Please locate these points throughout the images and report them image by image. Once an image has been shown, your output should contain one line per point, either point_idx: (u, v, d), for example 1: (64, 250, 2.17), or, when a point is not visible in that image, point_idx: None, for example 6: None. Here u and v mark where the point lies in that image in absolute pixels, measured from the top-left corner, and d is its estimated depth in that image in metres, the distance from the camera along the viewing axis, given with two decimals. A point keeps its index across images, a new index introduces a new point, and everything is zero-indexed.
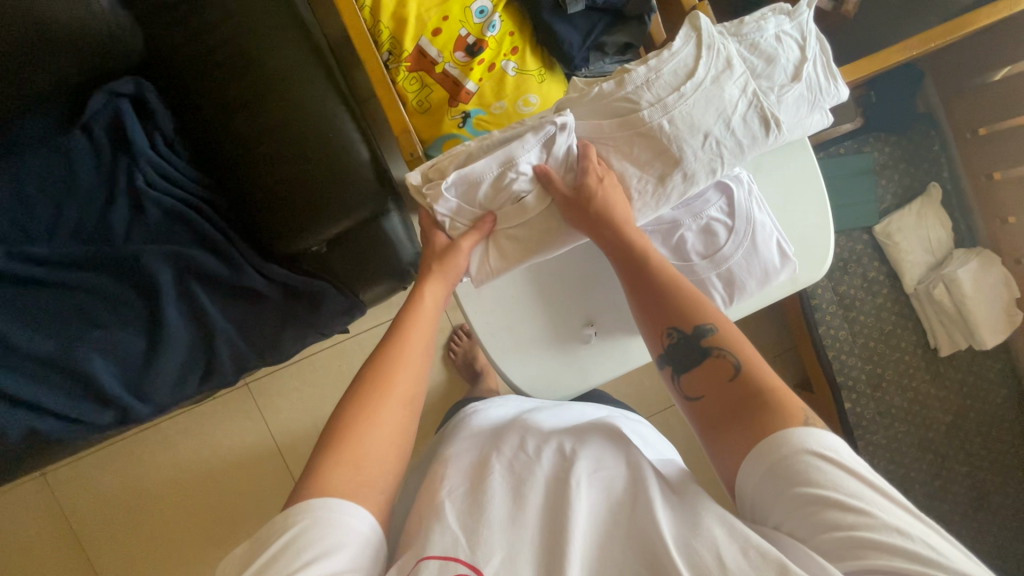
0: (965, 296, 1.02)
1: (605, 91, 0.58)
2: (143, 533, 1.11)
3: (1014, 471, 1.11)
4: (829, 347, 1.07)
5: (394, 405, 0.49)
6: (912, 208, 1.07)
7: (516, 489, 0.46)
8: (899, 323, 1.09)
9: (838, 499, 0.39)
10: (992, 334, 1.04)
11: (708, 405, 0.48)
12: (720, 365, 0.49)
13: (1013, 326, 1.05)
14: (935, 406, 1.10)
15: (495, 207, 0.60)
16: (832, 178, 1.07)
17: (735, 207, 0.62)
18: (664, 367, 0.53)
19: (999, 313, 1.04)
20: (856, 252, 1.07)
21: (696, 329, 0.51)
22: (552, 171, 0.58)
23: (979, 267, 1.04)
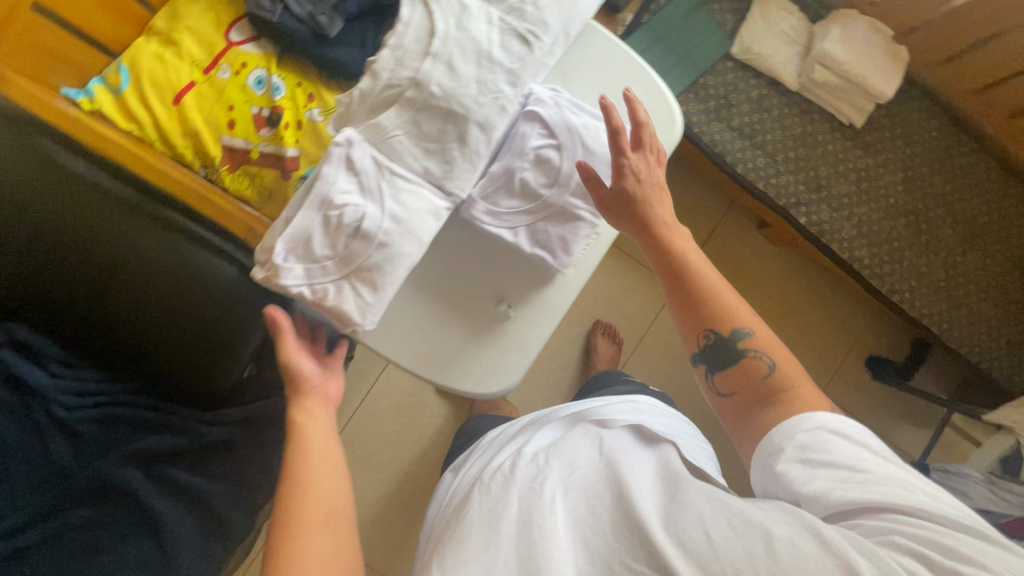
0: (846, 58, 1.00)
1: (364, 90, 0.51)
2: None
3: (986, 187, 1.10)
4: (756, 181, 1.06)
5: (314, 533, 0.48)
6: (754, 13, 1.03)
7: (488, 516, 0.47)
8: (807, 121, 1.07)
9: (845, 462, 0.44)
10: (889, 81, 1.02)
11: (743, 398, 0.52)
12: (755, 365, 0.51)
13: (904, 63, 1.03)
14: (882, 173, 1.09)
15: (343, 249, 0.50)
16: (669, 34, 1.02)
17: (551, 125, 0.59)
18: (697, 365, 0.55)
19: (884, 59, 1.02)
20: (732, 82, 1.05)
21: (731, 331, 0.52)
22: (370, 185, 0.50)
23: (842, 28, 1.02)
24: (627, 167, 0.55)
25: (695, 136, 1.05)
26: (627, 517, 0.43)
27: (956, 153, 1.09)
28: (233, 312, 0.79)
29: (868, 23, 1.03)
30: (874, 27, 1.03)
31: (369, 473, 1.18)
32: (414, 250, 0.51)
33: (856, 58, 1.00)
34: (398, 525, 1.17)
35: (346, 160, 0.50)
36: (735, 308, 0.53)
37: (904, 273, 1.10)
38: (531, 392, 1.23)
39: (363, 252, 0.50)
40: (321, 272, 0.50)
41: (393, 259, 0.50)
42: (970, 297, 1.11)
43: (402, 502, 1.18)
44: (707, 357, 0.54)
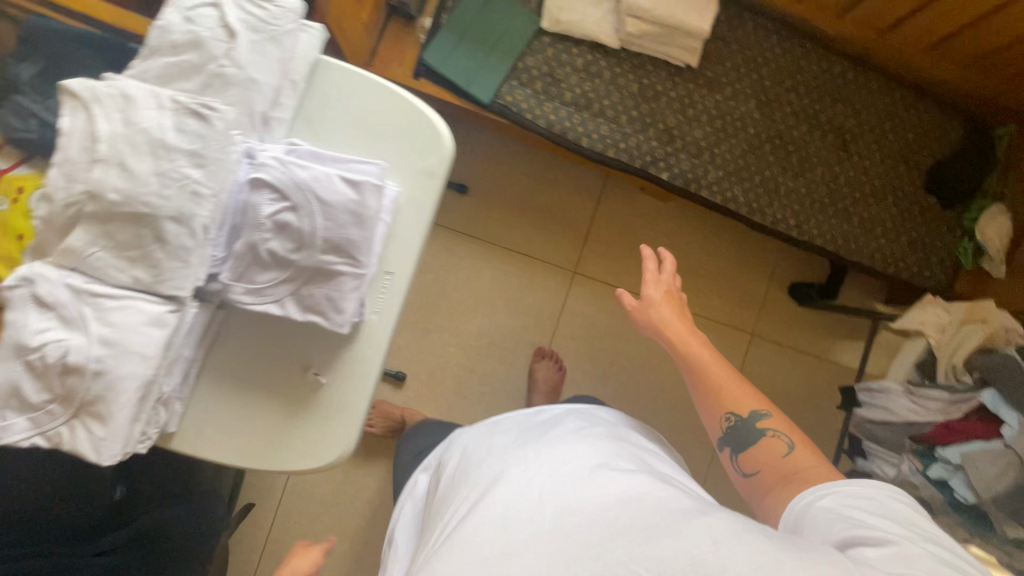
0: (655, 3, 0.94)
1: (42, 214, 0.48)
2: None
3: (846, 89, 1.06)
4: (606, 151, 1.02)
5: None
6: None
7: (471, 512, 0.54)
8: (642, 75, 1.02)
9: (882, 531, 0.44)
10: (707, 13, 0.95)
11: (766, 475, 0.58)
12: (775, 443, 0.58)
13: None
14: (734, 105, 1.04)
15: (60, 388, 0.47)
16: (473, 26, 0.97)
17: (280, 187, 0.55)
18: (723, 448, 0.62)
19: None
20: (555, 56, 1.00)
21: (750, 413, 0.61)
22: (70, 313, 0.47)
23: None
24: (657, 297, 0.73)
25: (530, 123, 1.00)
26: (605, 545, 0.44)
27: (805, 63, 1.05)
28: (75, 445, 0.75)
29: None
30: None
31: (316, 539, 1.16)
32: (138, 368, 0.48)
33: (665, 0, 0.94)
34: None
35: (33, 299, 0.47)
36: (750, 395, 0.62)
37: (784, 199, 1.05)
38: (456, 414, 1.20)
39: (79, 387, 0.47)
40: (47, 416, 0.48)
41: (114, 385, 0.48)
42: (856, 205, 1.07)
43: (357, 558, 1.17)
44: (732, 440, 0.61)
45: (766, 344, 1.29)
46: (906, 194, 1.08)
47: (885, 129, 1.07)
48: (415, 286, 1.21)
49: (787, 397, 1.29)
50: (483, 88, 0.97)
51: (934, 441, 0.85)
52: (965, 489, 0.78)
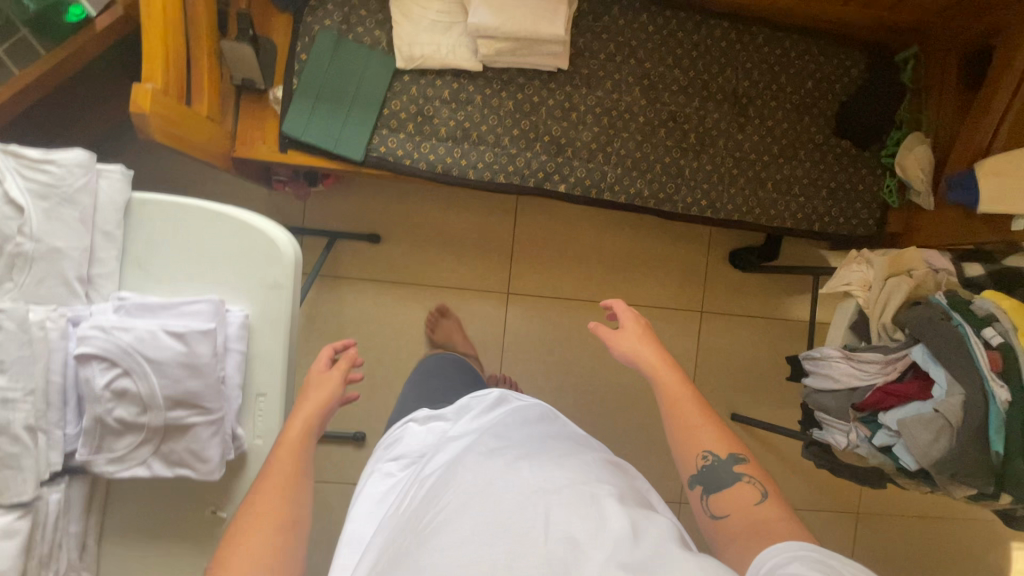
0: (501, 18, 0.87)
1: None
2: None
3: (733, 51, 1.01)
4: (495, 178, 0.98)
5: None
6: (395, 20, 0.92)
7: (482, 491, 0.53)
8: (514, 91, 0.97)
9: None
10: (560, 14, 0.89)
11: (737, 519, 0.55)
12: (749, 490, 0.57)
13: None
14: (618, 97, 0.99)
15: None
16: (326, 84, 0.93)
17: (108, 357, 0.53)
18: (692, 488, 0.59)
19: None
20: (419, 92, 0.96)
21: (727, 455, 0.60)
22: None
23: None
24: (635, 337, 0.73)
25: (411, 169, 0.96)
26: None
27: (683, 35, 0.99)
28: None
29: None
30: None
31: None
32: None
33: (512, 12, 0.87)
34: None
35: None
36: (725, 437, 0.62)
37: (690, 181, 1.01)
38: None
39: None
40: None
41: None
42: (769, 170, 1.02)
43: None
44: (705, 478, 0.59)
45: (718, 317, 1.27)
46: (817, 144, 1.03)
47: (782, 83, 1.02)
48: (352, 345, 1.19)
49: (751, 364, 1.27)
50: (352, 146, 0.94)
51: (874, 407, 0.83)
52: (907, 456, 0.76)
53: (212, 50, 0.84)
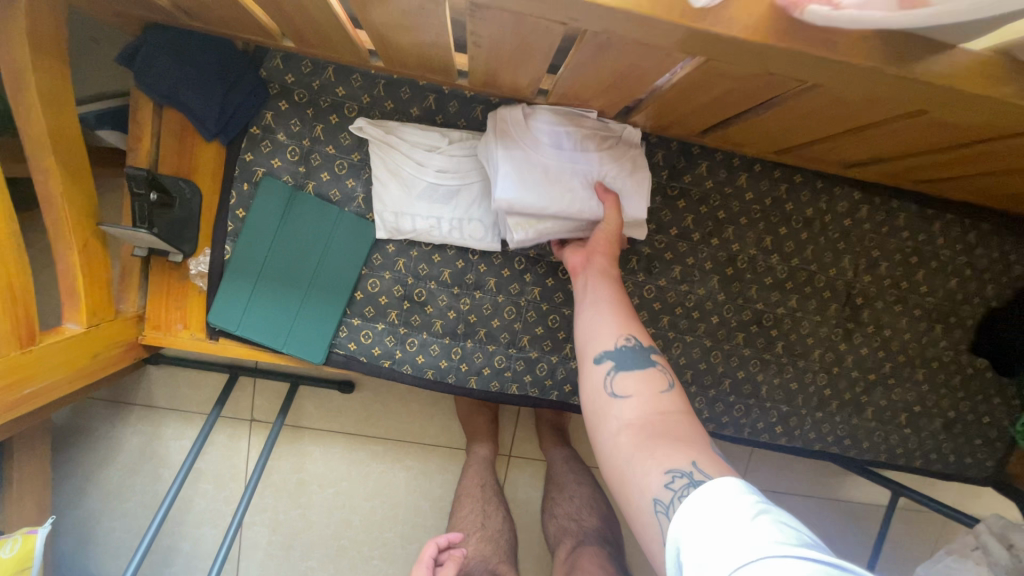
0: (548, 193, 0.58)
1: None
2: None
3: (857, 233, 0.71)
4: (506, 388, 0.71)
5: None
6: (379, 177, 0.63)
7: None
8: (541, 274, 0.69)
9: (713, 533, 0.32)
10: (637, 186, 0.60)
11: (636, 405, 0.45)
12: (655, 377, 0.47)
13: (633, 148, 0.61)
14: (687, 289, 0.70)
15: None
16: (275, 257, 0.65)
17: None
18: (601, 362, 0.50)
19: (610, 155, 0.60)
20: (409, 269, 0.67)
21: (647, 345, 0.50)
22: None
23: (524, 144, 0.59)
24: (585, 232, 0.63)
25: (391, 372, 0.69)
26: None
27: (793, 206, 0.69)
28: None
29: (563, 117, 0.60)
30: (572, 120, 0.60)
31: None
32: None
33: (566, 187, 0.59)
34: None
35: None
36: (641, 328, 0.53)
37: (767, 403, 0.75)
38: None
39: None
40: None
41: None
42: (874, 392, 0.76)
43: None
44: (618, 357, 0.49)
45: None
46: (943, 361, 0.76)
47: (913, 281, 0.73)
48: (315, 507, 0.98)
49: None
50: (308, 344, 0.66)
51: None
52: None
53: (84, 237, 0.55)
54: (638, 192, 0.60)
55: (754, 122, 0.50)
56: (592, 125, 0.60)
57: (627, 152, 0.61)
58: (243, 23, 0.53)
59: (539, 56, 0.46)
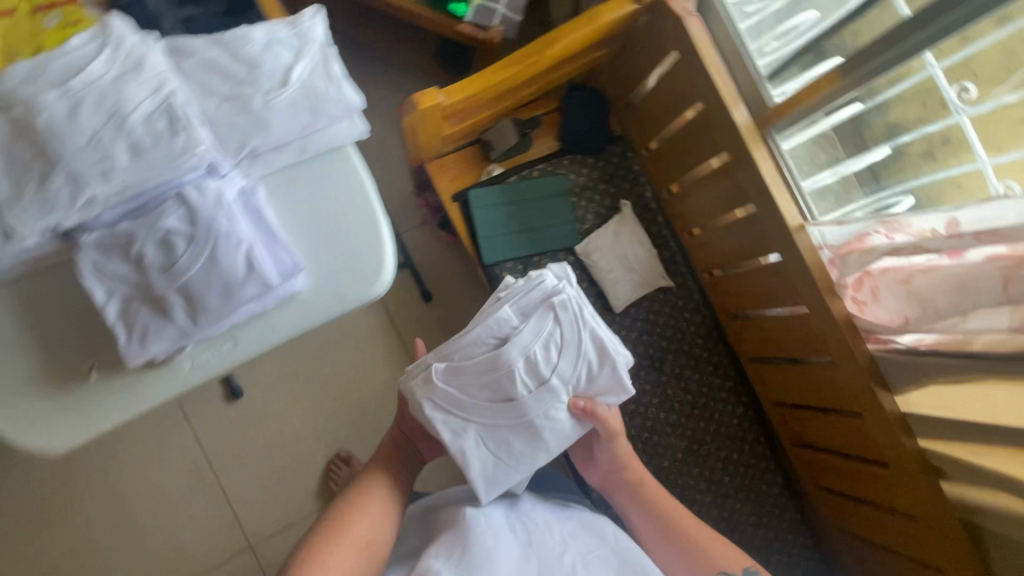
0: (547, 449, 0.73)
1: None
2: None
3: (765, 500, 1.05)
4: None
5: (349, 549, 0.64)
6: (607, 227, 1.03)
7: (493, 557, 0.63)
8: (619, 347, 1.03)
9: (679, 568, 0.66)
10: (593, 391, 0.74)
11: None
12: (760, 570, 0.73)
13: (574, 350, 0.71)
14: (667, 432, 1.04)
15: None
16: (527, 202, 1.02)
17: (195, 214, 0.55)
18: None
19: (565, 367, 0.71)
20: (567, 275, 1.03)
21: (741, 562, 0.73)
22: None
23: (490, 398, 0.70)
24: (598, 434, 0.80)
25: None
26: None
27: (747, 450, 1.05)
28: None
29: (503, 368, 0.68)
30: (502, 357, 0.68)
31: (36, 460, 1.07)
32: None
33: (557, 413, 0.71)
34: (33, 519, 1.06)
35: None
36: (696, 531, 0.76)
37: None
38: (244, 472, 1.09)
39: None
40: None
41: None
42: None
43: (54, 503, 1.07)
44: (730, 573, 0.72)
45: None
46: None
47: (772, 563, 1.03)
48: (320, 335, 1.17)
49: None
50: (490, 251, 1.00)
51: None
52: None
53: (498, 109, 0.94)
54: (601, 379, 0.73)
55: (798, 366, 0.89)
56: (527, 330, 0.69)
57: (578, 333, 0.70)
58: (647, 127, 0.99)
59: (750, 253, 0.89)
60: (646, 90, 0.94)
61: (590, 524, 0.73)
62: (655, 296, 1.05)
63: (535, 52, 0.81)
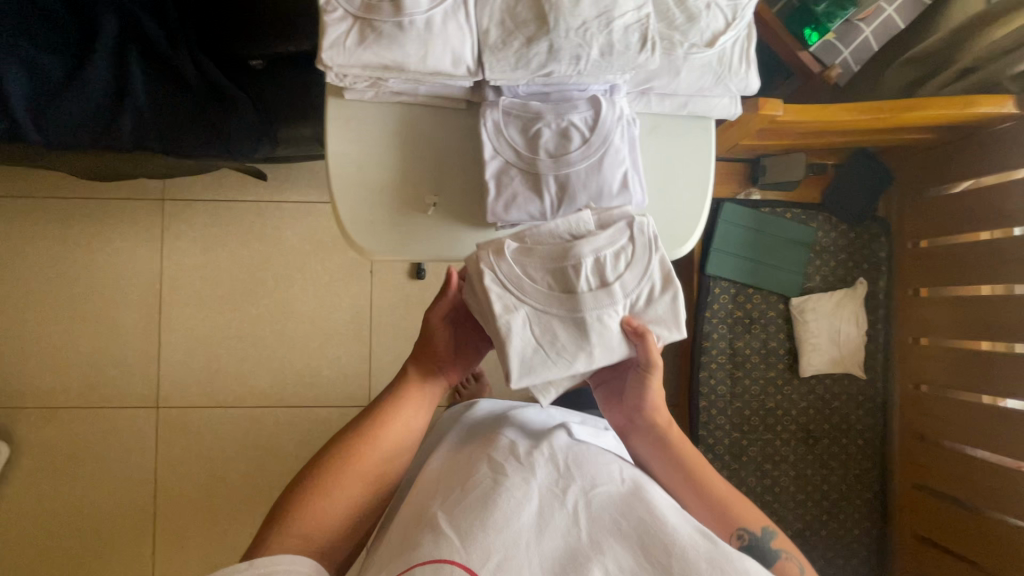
0: (589, 356, 0.56)
1: None
2: (16, 283, 1.16)
3: None
4: (703, 397, 1.03)
5: (355, 477, 0.61)
6: (832, 295, 1.02)
7: (489, 497, 0.54)
8: (784, 406, 1.03)
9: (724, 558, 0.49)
10: (657, 323, 0.58)
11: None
12: (789, 566, 0.59)
13: (643, 259, 0.56)
14: (790, 507, 1.03)
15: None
16: (769, 237, 1.03)
17: (599, 122, 0.60)
18: None
19: (635, 274, 0.56)
20: (770, 319, 1.03)
21: (762, 535, 0.60)
22: (448, 31, 0.53)
23: (551, 286, 0.56)
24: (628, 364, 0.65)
25: (700, 317, 1.03)
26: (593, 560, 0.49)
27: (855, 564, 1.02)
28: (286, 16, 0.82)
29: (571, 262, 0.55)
30: (571, 253, 0.56)
31: (242, 248, 1.20)
32: (411, 56, 0.53)
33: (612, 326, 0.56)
34: (217, 291, 1.20)
35: None
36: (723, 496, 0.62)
37: None
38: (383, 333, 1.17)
39: (415, 10, 0.52)
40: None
41: (392, 43, 0.52)
42: None
43: (238, 289, 1.20)
44: (752, 545, 0.59)
45: None
46: None
47: None
48: None
49: None
50: (716, 264, 1.02)
51: None
52: None
53: (801, 144, 0.95)
54: (660, 312, 0.57)
55: (970, 515, 0.87)
56: (601, 234, 0.56)
57: (648, 253, 0.56)
58: (929, 224, 0.96)
59: (983, 389, 0.86)
60: (951, 191, 0.92)
61: (604, 458, 0.60)
62: (842, 379, 1.04)
63: (890, 112, 0.80)
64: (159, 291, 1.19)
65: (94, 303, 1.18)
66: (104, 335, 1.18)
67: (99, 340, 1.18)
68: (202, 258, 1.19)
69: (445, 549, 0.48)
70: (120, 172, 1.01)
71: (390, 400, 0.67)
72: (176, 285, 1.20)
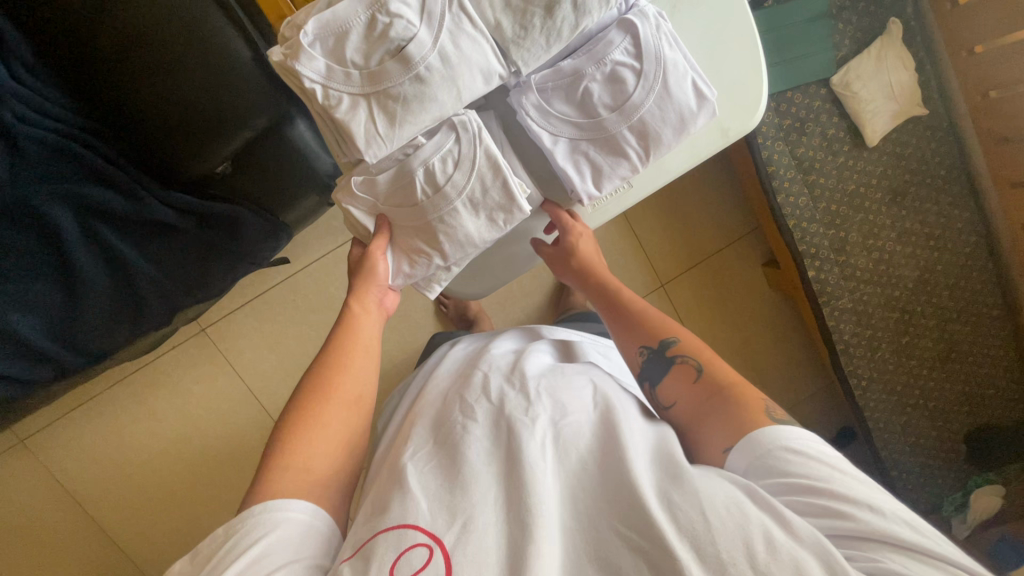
0: (443, 254, 0.59)
1: None
2: (136, 471, 1.19)
3: (984, 320, 1.11)
4: (789, 218, 1.01)
5: (338, 408, 0.53)
6: (871, 51, 0.96)
7: (457, 447, 0.47)
8: (862, 182, 1.03)
9: (779, 528, 0.39)
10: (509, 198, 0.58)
11: (683, 393, 0.53)
12: (685, 369, 0.53)
13: (467, 153, 0.55)
14: (903, 263, 1.07)
15: (369, 67, 0.49)
16: (785, 30, 0.94)
17: (642, 46, 0.53)
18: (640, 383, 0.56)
19: (461, 166, 0.55)
20: (816, 110, 0.99)
21: (662, 342, 0.56)
22: (465, 53, 0.49)
23: (390, 200, 0.56)
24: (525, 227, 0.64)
25: (756, 148, 0.97)
26: (615, 505, 0.42)
27: (975, 276, 1.10)
28: (225, 106, 0.70)
29: (397, 177, 0.55)
30: (403, 171, 0.55)
31: (300, 327, 1.18)
32: (446, 102, 0.51)
33: (456, 225, 0.57)
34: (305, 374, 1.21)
35: None
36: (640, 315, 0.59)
37: (875, 360, 1.10)
38: (441, 320, 1.14)
39: (420, 53, 0.48)
40: (340, 79, 0.49)
41: (424, 100, 0.50)
42: (918, 415, 1.12)
43: None
44: (649, 366, 0.55)
45: None
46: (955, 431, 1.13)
47: (987, 372, 1.13)
48: None
49: None
50: None
51: None
52: None
53: None
54: (501, 198, 0.57)
55: None
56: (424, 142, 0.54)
57: (475, 148, 0.55)
58: None
59: None
60: None
61: (575, 380, 0.53)
62: (906, 126, 1.02)
63: None
64: (259, 403, 1.20)
65: (212, 446, 1.21)
66: (238, 464, 1.22)
67: (238, 470, 1.22)
68: (274, 357, 1.19)
69: (410, 514, 0.42)
70: (162, 337, 0.96)
71: (348, 318, 0.58)
72: (268, 391, 1.20)
